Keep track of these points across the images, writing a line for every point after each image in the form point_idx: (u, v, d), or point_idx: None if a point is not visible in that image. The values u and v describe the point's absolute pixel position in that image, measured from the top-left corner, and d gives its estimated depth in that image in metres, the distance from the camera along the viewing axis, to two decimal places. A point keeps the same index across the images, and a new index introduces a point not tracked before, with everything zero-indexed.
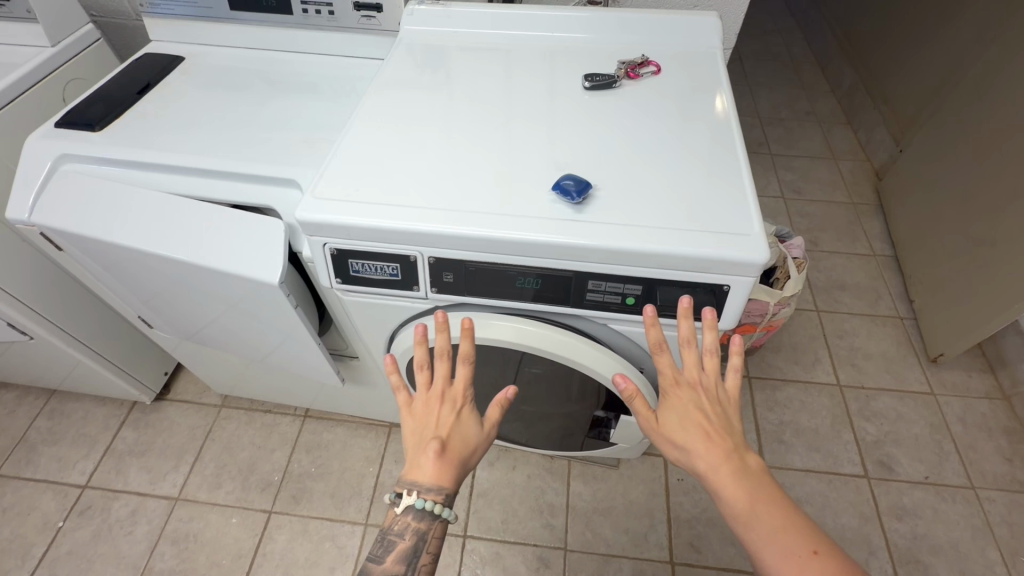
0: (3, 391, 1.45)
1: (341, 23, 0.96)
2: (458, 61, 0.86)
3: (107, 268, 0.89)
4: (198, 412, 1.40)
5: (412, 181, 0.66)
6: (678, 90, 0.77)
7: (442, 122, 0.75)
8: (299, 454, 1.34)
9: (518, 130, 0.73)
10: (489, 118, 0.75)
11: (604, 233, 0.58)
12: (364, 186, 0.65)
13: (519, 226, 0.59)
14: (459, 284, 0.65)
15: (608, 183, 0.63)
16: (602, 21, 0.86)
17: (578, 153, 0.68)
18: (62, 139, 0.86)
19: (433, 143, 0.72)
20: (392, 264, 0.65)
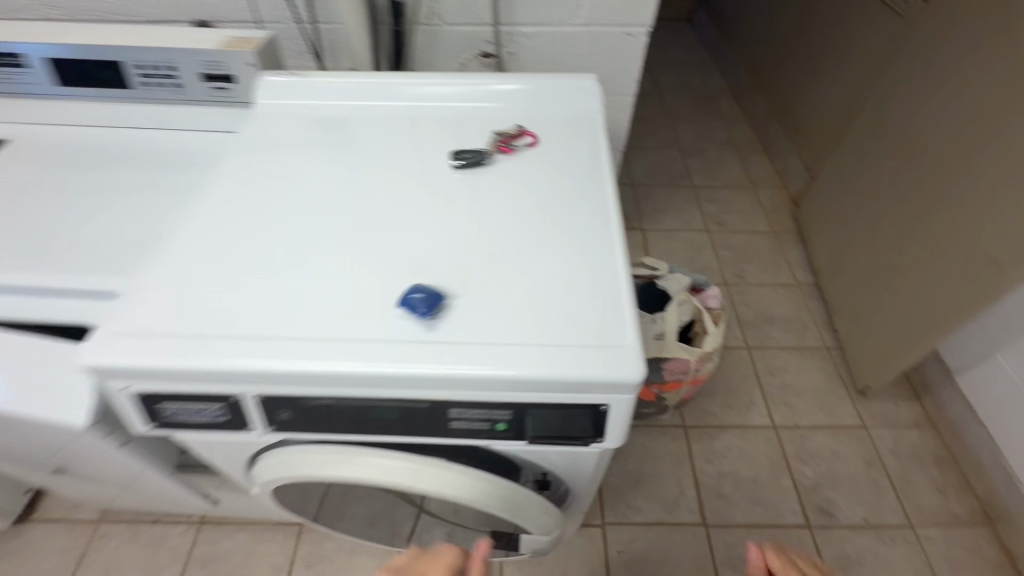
0: None
1: (190, 96, 0.85)
2: (320, 135, 0.77)
3: None
4: (70, 532, 1.20)
5: (238, 298, 0.55)
6: (554, 162, 0.71)
7: (289, 214, 0.65)
8: (192, 571, 1.17)
9: (373, 220, 0.64)
10: (340, 204, 0.66)
11: (459, 358, 0.49)
12: (177, 311, 0.54)
13: (357, 356, 0.50)
14: (298, 421, 0.55)
15: (468, 287, 0.55)
16: (478, 87, 0.80)
17: (439, 251, 0.60)
18: None
19: (276, 243, 0.61)
20: (213, 406, 0.54)
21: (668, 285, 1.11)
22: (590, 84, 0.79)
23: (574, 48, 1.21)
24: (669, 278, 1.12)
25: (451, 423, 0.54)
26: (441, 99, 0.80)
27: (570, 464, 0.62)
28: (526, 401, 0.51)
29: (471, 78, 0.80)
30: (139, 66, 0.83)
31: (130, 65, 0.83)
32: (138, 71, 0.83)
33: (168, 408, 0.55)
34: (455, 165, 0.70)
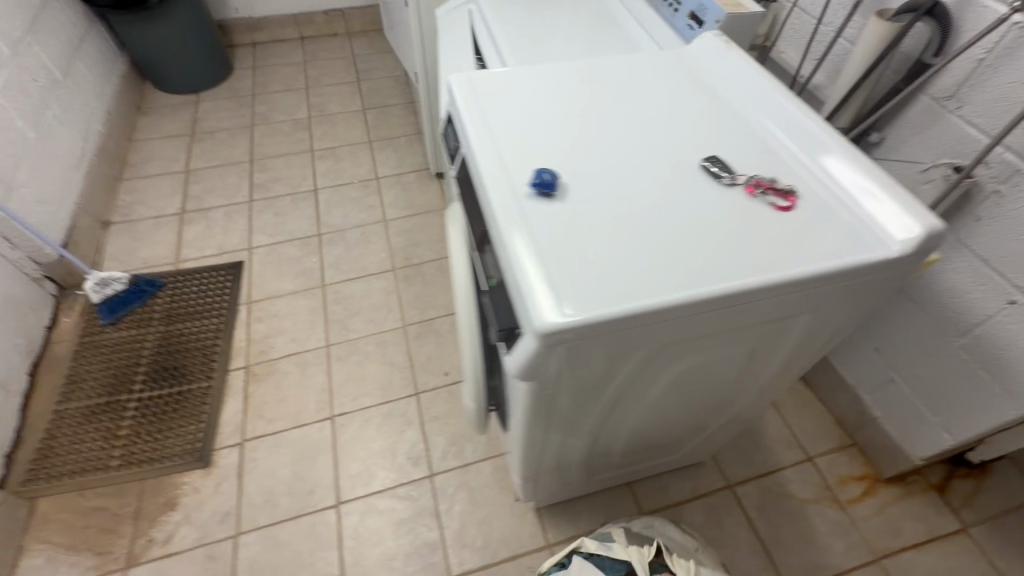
0: (411, 118, 2.35)
1: (674, 23, 1.09)
2: (660, 80, 0.89)
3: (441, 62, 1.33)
4: (437, 202, 2.01)
5: (524, 109, 0.82)
6: (780, 226, 0.66)
7: (589, 101, 0.84)
8: (433, 266, 1.81)
9: (623, 137, 0.78)
10: (627, 114, 0.82)
11: (520, 221, 0.66)
12: (485, 95, 0.85)
13: (495, 175, 0.71)
14: (461, 182, 0.82)
15: (587, 205, 0.68)
16: (811, 133, 0.77)
17: (608, 180, 0.71)
18: None
19: (562, 103, 0.83)
20: (454, 142, 0.86)
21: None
22: (919, 210, 0.66)
23: None
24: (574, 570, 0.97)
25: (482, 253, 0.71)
26: (773, 119, 0.80)
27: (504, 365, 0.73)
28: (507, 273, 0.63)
29: (817, 124, 0.77)
30: None
31: None
32: None
33: (448, 129, 0.90)
34: (705, 161, 0.74)
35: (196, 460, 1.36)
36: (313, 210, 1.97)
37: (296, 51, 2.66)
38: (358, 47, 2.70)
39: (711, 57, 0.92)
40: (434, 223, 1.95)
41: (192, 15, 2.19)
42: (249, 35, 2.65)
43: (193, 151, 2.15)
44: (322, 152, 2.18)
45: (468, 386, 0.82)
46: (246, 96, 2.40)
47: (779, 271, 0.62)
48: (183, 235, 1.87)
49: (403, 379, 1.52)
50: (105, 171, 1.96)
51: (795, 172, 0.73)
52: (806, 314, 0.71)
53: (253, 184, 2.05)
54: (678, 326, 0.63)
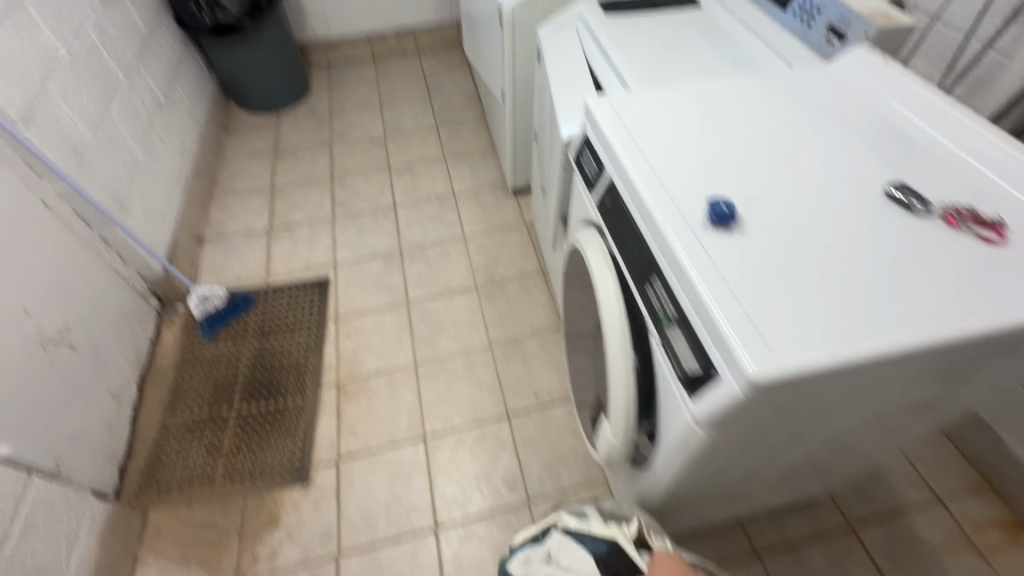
0: (484, 133, 2.35)
1: (807, 37, 1.02)
2: (812, 100, 0.85)
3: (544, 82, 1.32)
4: (516, 218, 1.99)
5: (675, 134, 0.79)
6: (995, 261, 0.60)
7: (742, 123, 0.80)
8: (516, 283, 1.79)
9: (789, 162, 0.73)
10: (787, 137, 0.78)
11: (702, 256, 0.62)
12: (631, 119, 0.82)
13: (663, 204, 0.68)
14: (608, 210, 0.80)
15: (769, 237, 0.64)
16: (1004, 161, 0.71)
17: (787, 210, 0.67)
18: (590, 9, 1.27)
19: (714, 126, 0.80)
20: (596, 168, 0.83)
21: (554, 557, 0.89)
22: None
23: None
24: (557, 543, 0.91)
25: (648, 286, 0.68)
26: (956, 145, 0.75)
27: (668, 405, 0.69)
28: (694, 312, 0.59)
29: (1010, 151, 0.71)
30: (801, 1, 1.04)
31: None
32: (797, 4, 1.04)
33: (584, 154, 0.88)
34: (891, 188, 0.68)
35: (296, 477, 1.38)
36: (394, 226, 1.99)
37: (368, 69, 2.73)
38: (428, 63, 2.74)
39: (866, 75, 0.87)
40: (513, 239, 1.93)
41: (277, 38, 2.26)
42: (325, 55, 2.73)
43: (277, 169, 2.22)
44: (399, 168, 2.21)
45: (613, 422, 0.79)
46: (324, 114, 2.47)
47: (1008, 314, 0.56)
48: (271, 250, 1.92)
49: (494, 400, 1.50)
50: (199, 189, 2.04)
51: (995, 203, 0.67)
52: (1015, 357, 0.64)
53: (334, 200, 2.09)
54: (889, 373, 0.57)
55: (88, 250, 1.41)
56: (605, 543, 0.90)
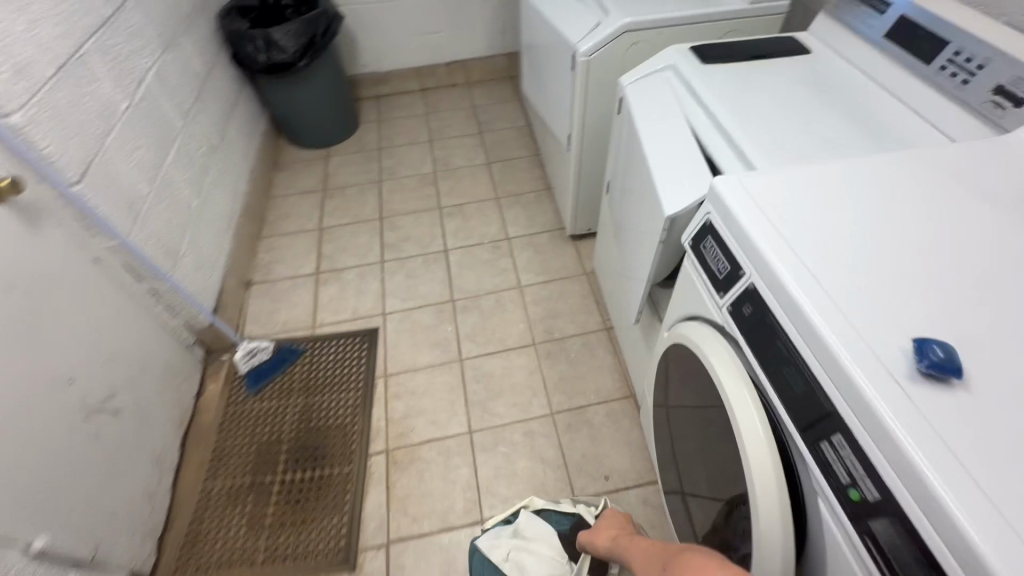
0: (538, 170, 2.24)
1: (963, 98, 0.87)
2: (994, 189, 0.70)
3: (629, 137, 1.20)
4: (574, 265, 1.86)
5: (835, 234, 0.65)
6: None
7: (914, 220, 0.66)
8: (578, 341, 1.65)
9: (995, 279, 0.59)
10: (980, 243, 0.63)
11: (919, 422, 0.48)
12: (774, 209, 0.69)
13: (847, 341, 0.54)
14: (747, 322, 0.66)
15: (1006, 398, 0.49)
16: None
17: (1016, 353, 0.52)
18: (683, 58, 1.15)
19: (882, 224, 0.66)
20: (726, 265, 0.70)
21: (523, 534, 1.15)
22: None
23: None
24: (525, 522, 1.16)
25: (825, 443, 0.55)
26: None
27: None
28: (919, 507, 0.46)
29: None
30: (955, 55, 0.89)
31: (950, 51, 0.90)
32: (950, 58, 0.90)
33: (707, 244, 0.75)
34: None
35: (342, 562, 1.26)
36: (445, 272, 1.89)
37: (417, 103, 2.67)
38: (478, 97, 2.67)
39: None
40: (573, 290, 1.80)
41: (331, 75, 2.23)
42: (374, 88, 2.69)
43: (325, 208, 2.15)
44: (449, 209, 2.12)
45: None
46: (373, 150, 2.41)
47: None
48: (318, 297, 1.84)
49: (557, 480, 1.36)
50: (248, 230, 1.99)
51: None
52: None
53: (383, 243, 2.00)
54: None
55: (137, 306, 1.35)
56: (570, 518, 1.19)
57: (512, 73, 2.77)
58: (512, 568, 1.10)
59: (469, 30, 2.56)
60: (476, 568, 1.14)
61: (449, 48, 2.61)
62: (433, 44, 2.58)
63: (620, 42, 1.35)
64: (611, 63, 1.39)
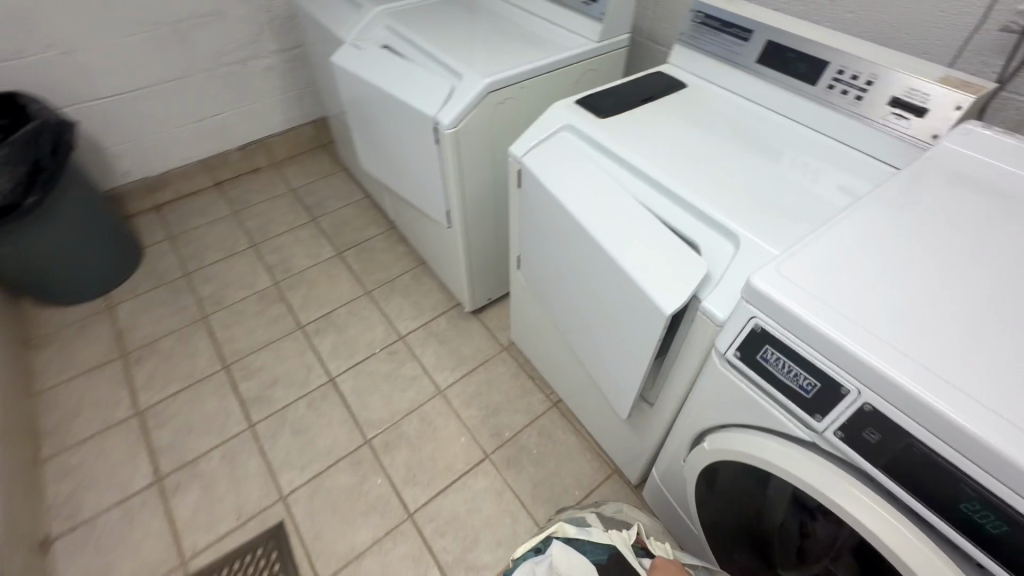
0: (401, 245, 1.96)
1: (863, 113, 0.90)
2: (974, 209, 0.70)
3: (546, 214, 1.04)
4: (489, 342, 1.64)
5: (919, 314, 0.55)
6: None
7: (959, 269, 0.60)
8: (533, 430, 1.45)
9: None
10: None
11: None
12: (840, 301, 0.57)
13: None
14: (877, 451, 0.53)
15: None
16: None
17: None
18: (577, 115, 1.03)
19: (943, 285, 0.58)
20: (813, 380, 0.57)
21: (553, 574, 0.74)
22: None
23: None
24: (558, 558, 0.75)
25: None
26: None
27: None
28: None
29: None
30: (840, 73, 0.92)
31: (833, 69, 0.92)
32: (836, 77, 0.92)
33: (766, 354, 0.61)
34: None
35: None
36: (343, 407, 1.50)
37: (217, 202, 2.14)
38: (294, 177, 2.25)
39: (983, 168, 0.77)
40: (500, 372, 1.58)
41: (83, 201, 1.61)
42: (150, 198, 2.08)
43: (137, 379, 1.56)
44: (315, 324, 1.70)
45: None
46: (179, 278, 1.84)
47: None
48: (175, 513, 1.30)
49: None
50: (19, 460, 1.32)
51: None
52: None
53: (243, 399, 1.51)
54: None
55: None
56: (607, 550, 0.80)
57: (323, 141, 2.41)
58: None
59: (257, 104, 2.13)
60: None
61: (238, 129, 2.14)
62: (217, 128, 2.09)
63: (487, 104, 1.17)
64: (482, 127, 1.20)
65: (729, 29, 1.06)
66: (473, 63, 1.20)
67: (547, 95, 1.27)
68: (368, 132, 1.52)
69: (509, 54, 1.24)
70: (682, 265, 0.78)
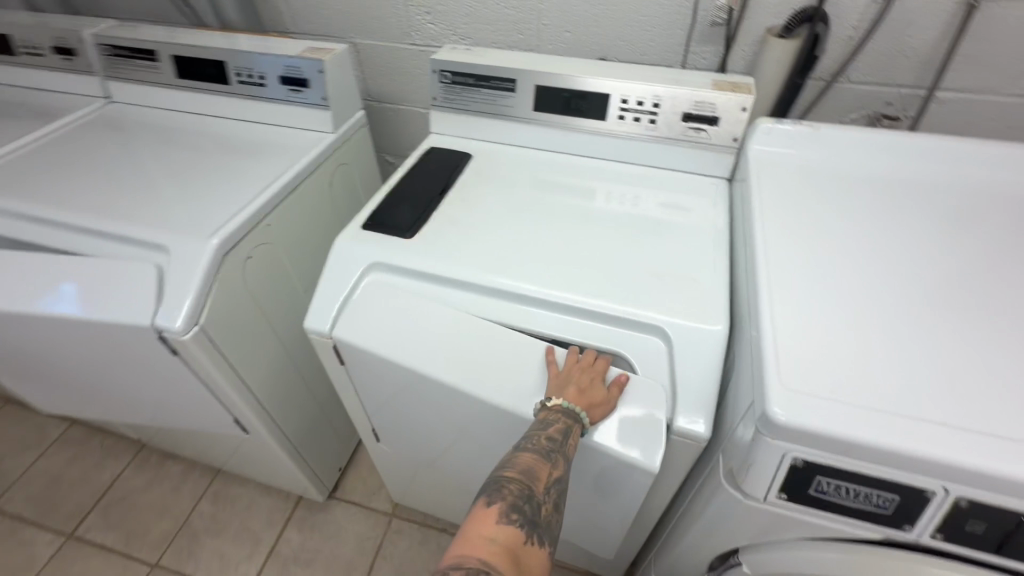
0: (171, 462, 1.34)
1: (662, 133, 0.86)
2: (833, 203, 0.69)
3: (401, 385, 0.74)
4: (369, 521, 1.24)
5: (927, 364, 0.48)
6: None
7: (895, 283, 0.57)
8: None
9: (999, 288, 0.56)
10: (933, 263, 0.59)
11: None
12: (868, 393, 0.46)
13: None
14: (984, 538, 0.45)
15: None
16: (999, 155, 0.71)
17: None
18: (376, 245, 0.74)
19: (907, 313, 0.53)
20: (888, 494, 0.46)
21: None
22: None
23: (989, 121, 0.94)
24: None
25: None
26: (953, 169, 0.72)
27: None
28: None
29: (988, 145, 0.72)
30: (624, 102, 0.86)
31: (616, 100, 0.86)
32: (622, 106, 0.86)
33: (821, 486, 0.48)
34: None
35: None
36: None
37: None
38: None
39: (799, 155, 0.78)
40: (404, 549, 1.21)
41: None
42: None
43: None
44: None
45: None
46: None
47: None
48: None
49: None
50: None
51: None
52: None
53: None
54: None
55: None
56: None
57: None
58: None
59: None
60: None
61: None
62: None
63: (229, 270, 0.78)
64: (235, 303, 0.81)
65: (487, 82, 0.92)
66: (173, 222, 0.79)
67: (303, 219, 0.93)
68: (30, 364, 0.93)
69: (223, 187, 0.86)
70: (625, 412, 0.61)
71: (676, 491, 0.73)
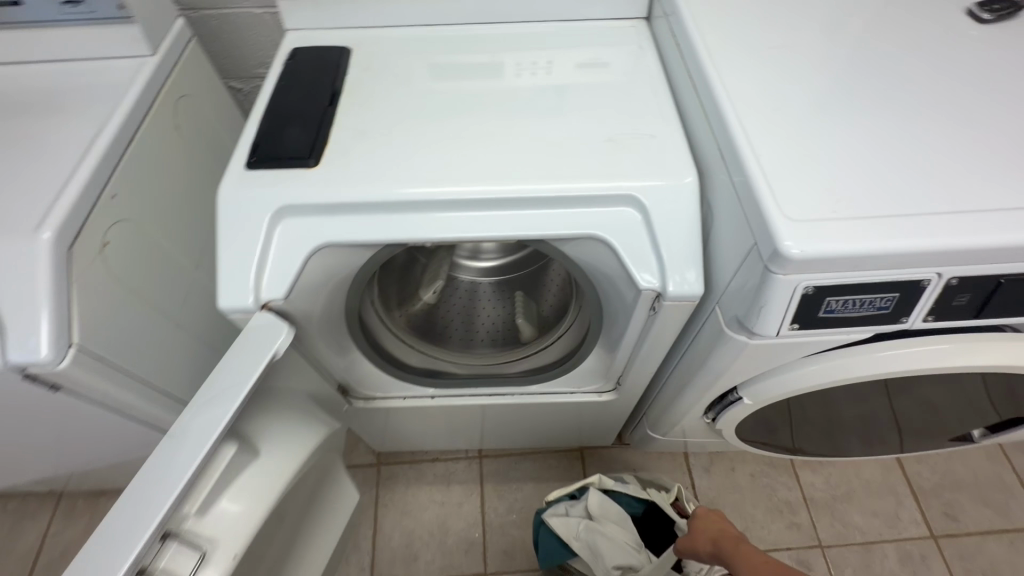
0: (106, 499, 1.16)
1: None
2: (768, 18, 0.64)
3: None
4: (358, 477, 1.19)
5: (903, 161, 0.48)
6: None
7: (851, 89, 0.55)
8: (491, 498, 1.18)
9: (936, 71, 0.56)
10: (876, 60, 0.57)
11: None
12: (864, 206, 0.46)
13: None
14: (965, 307, 0.49)
15: None
16: None
17: None
18: (275, 185, 0.59)
19: (871, 117, 0.52)
20: (888, 294, 0.47)
21: (594, 515, 0.91)
22: None
23: None
24: (592, 498, 0.93)
25: None
26: None
27: None
28: None
29: None
30: None
31: None
32: None
33: (830, 305, 0.48)
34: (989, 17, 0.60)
35: None
36: None
37: None
38: None
39: None
40: (402, 490, 1.19)
41: None
42: None
43: None
44: None
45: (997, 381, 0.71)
46: None
47: None
48: None
49: None
50: None
51: None
52: None
53: None
54: None
55: None
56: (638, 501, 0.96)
57: None
58: (585, 551, 0.89)
59: None
60: (543, 545, 0.95)
61: None
62: None
63: (83, 265, 0.59)
64: (108, 304, 0.63)
65: None
66: None
67: (155, 178, 0.72)
68: None
69: (25, 161, 0.63)
70: None
71: (667, 353, 0.73)
